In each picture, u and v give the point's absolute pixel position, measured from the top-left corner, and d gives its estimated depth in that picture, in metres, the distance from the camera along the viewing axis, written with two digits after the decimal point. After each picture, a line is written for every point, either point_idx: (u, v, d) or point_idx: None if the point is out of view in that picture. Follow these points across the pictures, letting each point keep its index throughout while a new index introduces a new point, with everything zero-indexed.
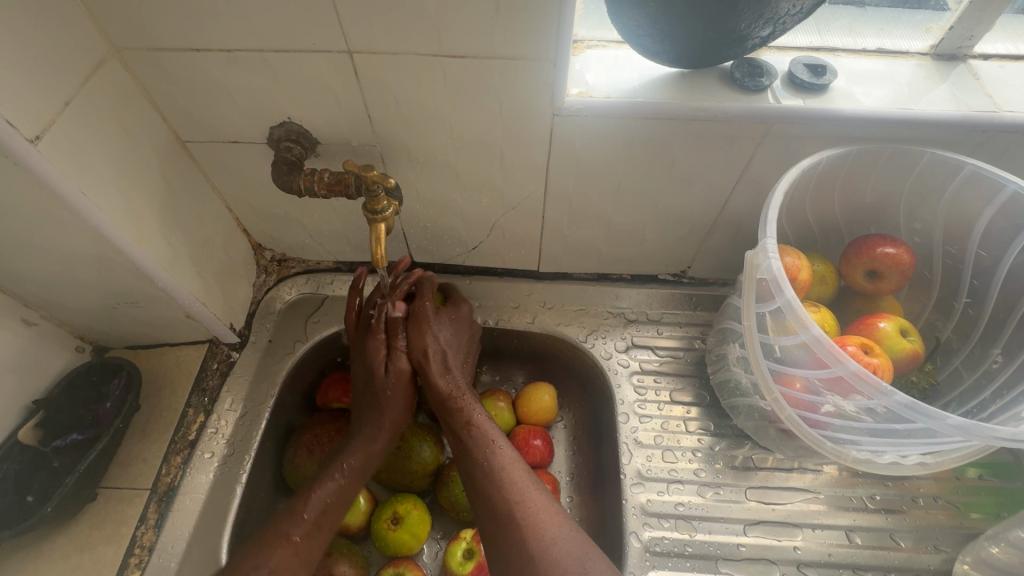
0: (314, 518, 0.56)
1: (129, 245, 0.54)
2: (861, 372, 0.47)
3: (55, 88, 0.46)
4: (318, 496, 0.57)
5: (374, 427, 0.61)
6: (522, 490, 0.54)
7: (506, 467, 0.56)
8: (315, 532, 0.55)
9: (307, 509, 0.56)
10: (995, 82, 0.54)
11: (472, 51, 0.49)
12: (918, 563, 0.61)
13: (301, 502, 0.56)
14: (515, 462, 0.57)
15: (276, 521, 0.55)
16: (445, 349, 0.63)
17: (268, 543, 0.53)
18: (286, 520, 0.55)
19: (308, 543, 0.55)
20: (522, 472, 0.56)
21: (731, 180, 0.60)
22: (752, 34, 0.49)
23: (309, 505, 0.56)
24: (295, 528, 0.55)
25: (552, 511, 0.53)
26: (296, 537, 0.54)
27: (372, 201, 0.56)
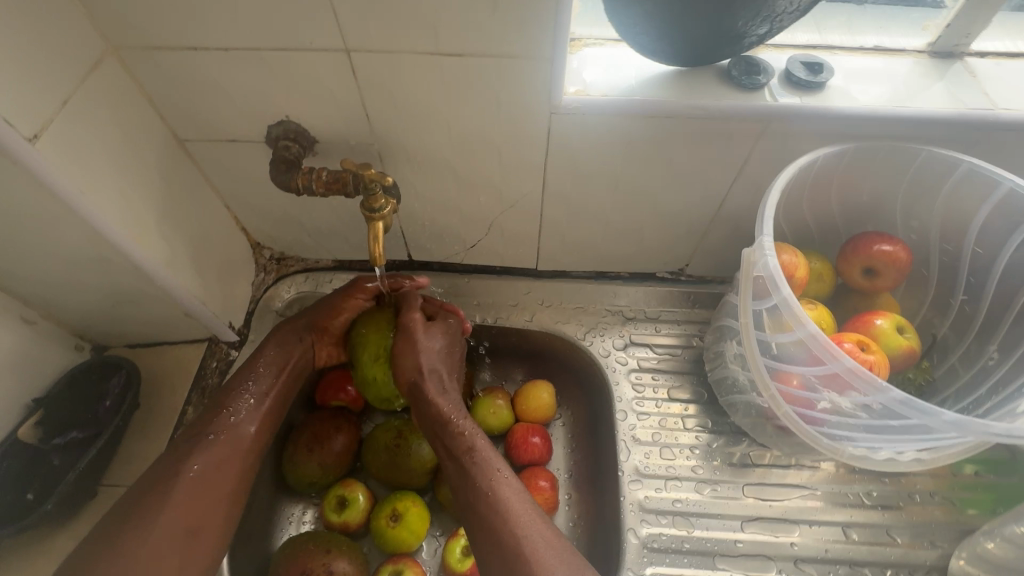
0: (239, 417, 0.58)
1: (128, 243, 0.54)
2: (856, 369, 0.48)
3: (53, 87, 0.46)
4: (239, 396, 0.59)
5: (292, 344, 0.64)
6: (528, 526, 0.50)
7: (509, 499, 0.52)
8: (239, 426, 0.57)
9: (231, 406, 0.58)
10: (991, 80, 0.54)
11: (469, 49, 0.49)
12: (914, 559, 0.61)
13: (223, 401, 0.59)
14: (518, 492, 0.53)
15: (200, 421, 0.57)
16: (438, 368, 0.60)
17: (196, 441, 0.55)
18: (209, 420, 0.57)
19: (235, 437, 0.57)
20: (526, 505, 0.52)
21: (728, 178, 0.60)
22: (748, 32, 0.49)
23: (234, 404, 0.58)
24: (219, 428, 0.57)
25: (558, 546, 0.49)
26: (218, 432, 0.56)
27: (370, 199, 0.56)
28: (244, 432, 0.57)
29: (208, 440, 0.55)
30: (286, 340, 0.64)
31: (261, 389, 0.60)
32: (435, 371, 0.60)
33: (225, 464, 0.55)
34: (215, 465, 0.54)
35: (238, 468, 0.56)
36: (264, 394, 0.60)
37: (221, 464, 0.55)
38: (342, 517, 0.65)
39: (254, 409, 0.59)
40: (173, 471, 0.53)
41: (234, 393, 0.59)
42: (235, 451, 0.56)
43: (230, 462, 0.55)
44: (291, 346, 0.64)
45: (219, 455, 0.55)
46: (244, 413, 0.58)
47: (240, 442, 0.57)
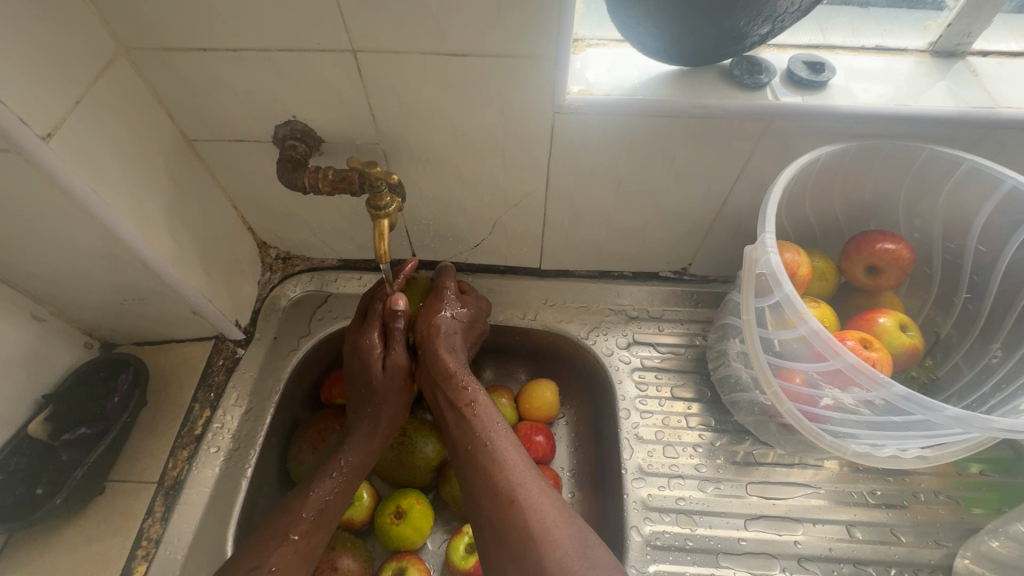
0: (303, 546, 0.54)
1: (138, 241, 0.55)
2: (859, 365, 0.48)
3: (66, 87, 0.47)
4: (306, 520, 0.55)
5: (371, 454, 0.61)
6: (507, 447, 0.56)
7: (514, 455, 0.55)
8: (300, 557, 0.54)
9: (295, 533, 0.54)
10: (994, 79, 0.54)
11: (475, 50, 0.50)
12: (918, 558, 0.61)
13: (285, 528, 0.54)
14: (516, 449, 0.56)
15: (262, 546, 0.53)
16: (459, 325, 0.64)
17: (253, 571, 0.51)
18: (272, 547, 0.53)
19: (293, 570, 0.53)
20: (524, 461, 0.55)
21: (731, 176, 0.61)
22: (750, 32, 0.50)
23: (298, 531, 0.55)
24: (282, 559, 0.53)
25: (551, 498, 0.53)
26: (279, 563, 0.52)
27: (376, 197, 0.57)
28: (304, 564, 0.54)
29: (266, 575, 0.51)
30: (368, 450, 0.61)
31: (327, 508, 0.57)
32: (449, 326, 0.63)
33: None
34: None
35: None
36: (328, 516, 0.57)
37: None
38: (348, 514, 0.65)
39: (318, 531, 0.56)
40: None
41: (297, 513, 0.55)
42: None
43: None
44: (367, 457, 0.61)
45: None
46: (306, 541, 0.55)
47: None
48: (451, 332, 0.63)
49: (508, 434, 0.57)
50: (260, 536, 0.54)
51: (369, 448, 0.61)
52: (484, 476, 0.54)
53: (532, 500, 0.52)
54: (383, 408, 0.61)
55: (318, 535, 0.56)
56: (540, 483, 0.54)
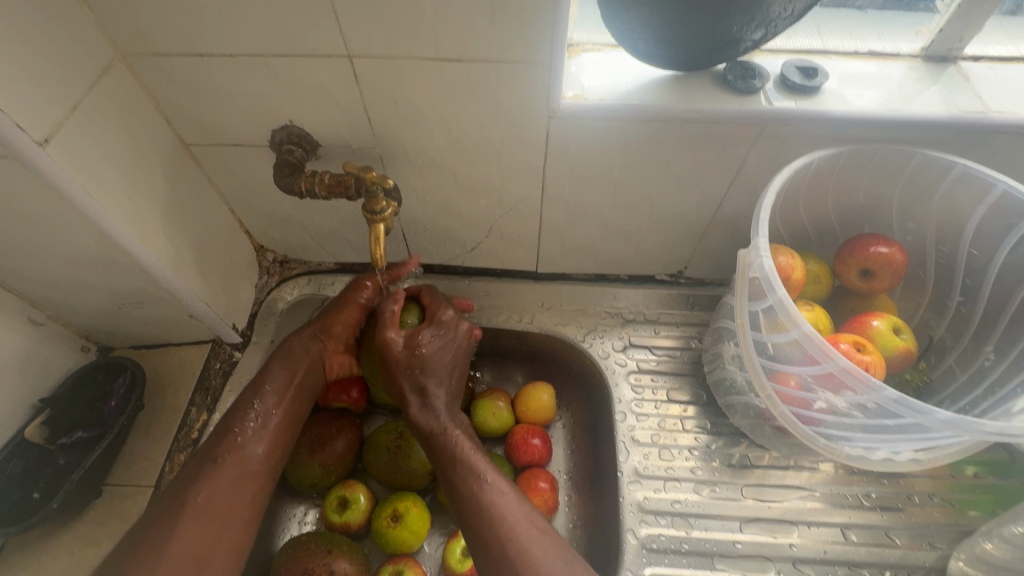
0: (247, 436, 0.58)
1: (134, 246, 0.55)
2: (851, 369, 0.48)
3: (63, 92, 0.47)
4: (247, 416, 0.59)
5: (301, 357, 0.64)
6: (496, 496, 0.55)
7: (503, 503, 0.54)
8: (244, 457, 0.57)
9: (237, 428, 0.58)
10: (986, 83, 0.55)
11: (470, 55, 0.50)
12: (913, 560, 0.61)
13: (226, 433, 0.58)
14: (507, 494, 0.55)
15: (210, 443, 0.57)
16: (429, 366, 0.62)
17: (204, 466, 0.55)
18: (217, 441, 0.57)
19: (238, 464, 0.56)
20: (515, 507, 0.54)
21: (726, 180, 0.61)
22: (744, 37, 0.50)
23: (240, 423, 0.58)
24: (229, 449, 0.56)
25: (544, 546, 0.51)
26: (227, 454, 0.56)
27: (372, 201, 0.57)
28: (249, 460, 0.57)
29: (211, 465, 0.55)
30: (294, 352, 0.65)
31: (269, 404, 0.60)
32: (416, 378, 0.61)
33: (229, 492, 0.55)
34: (222, 490, 0.54)
35: (247, 492, 0.56)
36: (271, 411, 0.60)
37: (228, 492, 0.55)
38: (344, 518, 0.65)
39: (262, 424, 0.59)
40: (180, 499, 0.53)
41: (241, 411, 0.59)
42: (242, 475, 0.56)
43: (237, 486, 0.55)
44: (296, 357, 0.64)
45: (227, 482, 0.55)
46: (252, 434, 0.58)
47: (246, 466, 0.56)
48: (422, 384, 0.61)
49: (496, 481, 0.56)
50: (210, 438, 0.58)
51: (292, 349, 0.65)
52: (477, 531, 0.53)
53: (524, 552, 0.51)
54: (306, 326, 0.66)
55: (268, 430, 0.59)
56: (535, 531, 0.53)
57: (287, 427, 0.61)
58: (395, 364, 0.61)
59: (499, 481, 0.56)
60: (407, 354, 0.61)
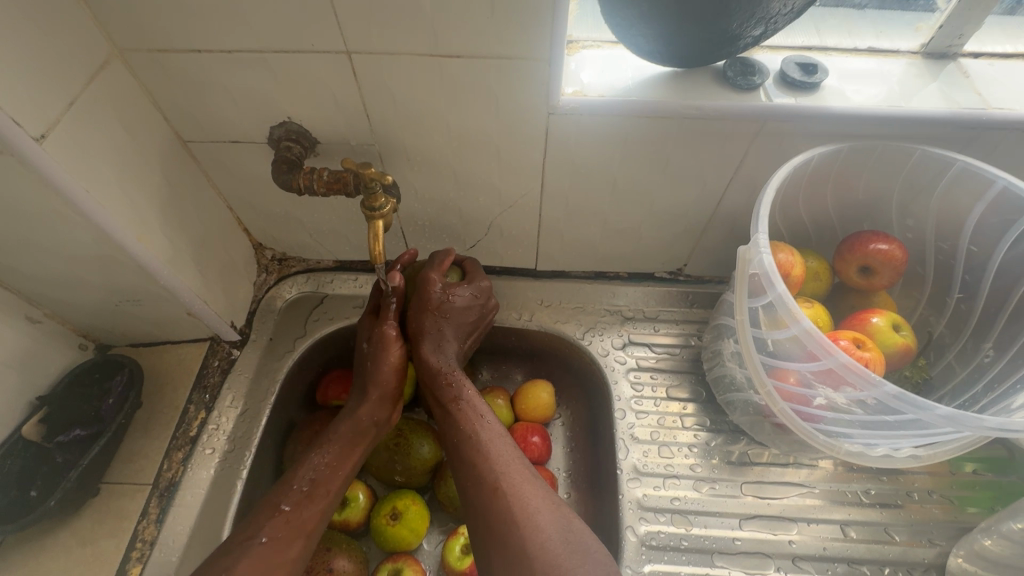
0: (296, 521, 0.53)
1: (132, 243, 0.55)
2: (851, 365, 0.48)
3: (60, 88, 0.47)
4: (297, 494, 0.54)
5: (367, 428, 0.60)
6: (493, 436, 0.56)
7: (500, 446, 0.55)
8: (293, 530, 0.52)
9: (285, 505, 0.53)
10: (985, 80, 0.55)
11: (469, 52, 0.50)
12: (912, 557, 0.61)
13: (278, 499, 0.54)
14: (504, 438, 0.56)
15: (254, 520, 0.52)
16: (452, 316, 0.63)
17: (244, 542, 0.50)
18: (264, 520, 0.52)
19: (285, 545, 0.51)
20: (511, 451, 0.55)
21: (725, 177, 0.61)
22: (744, 34, 0.50)
23: (290, 502, 0.54)
24: (273, 529, 0.52)
25: (535, 484, 0.52)
26: (271, 534, 0.51)
27: (370, 198, 0.57)
28: (296, 539, 0.52)
29: (257, 546, 0.50)
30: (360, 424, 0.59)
31: (320, 484, 0.56)
32: (441, 321, 0.63)
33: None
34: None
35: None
36: (321, 495, 0.55)
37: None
38: (343, 515, 0.65)
39: (312, 509, 0.54)
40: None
41: (289, 488, 0.54)
42: (280, 564, 0.51)
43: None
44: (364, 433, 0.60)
45: (266, 571, 0.49)
46: (300, 514, 0.53)
47: (286, 553, 0.51)
48: (441, 330, 0.63)
49: (496, 425, 0.57)
50: (254, 512, 0.53)
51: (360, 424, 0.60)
52: (470, 466, 0.54)
53: (515, 488, 0.52)
54: (372, 390, 0.60)
55: (320, 505, 0.55)
56: (528, 474, 0.53)
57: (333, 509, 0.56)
58: (430, 301, 0.62)
59: (497, 427, 0.57)
60: (441, 298, 0.62)
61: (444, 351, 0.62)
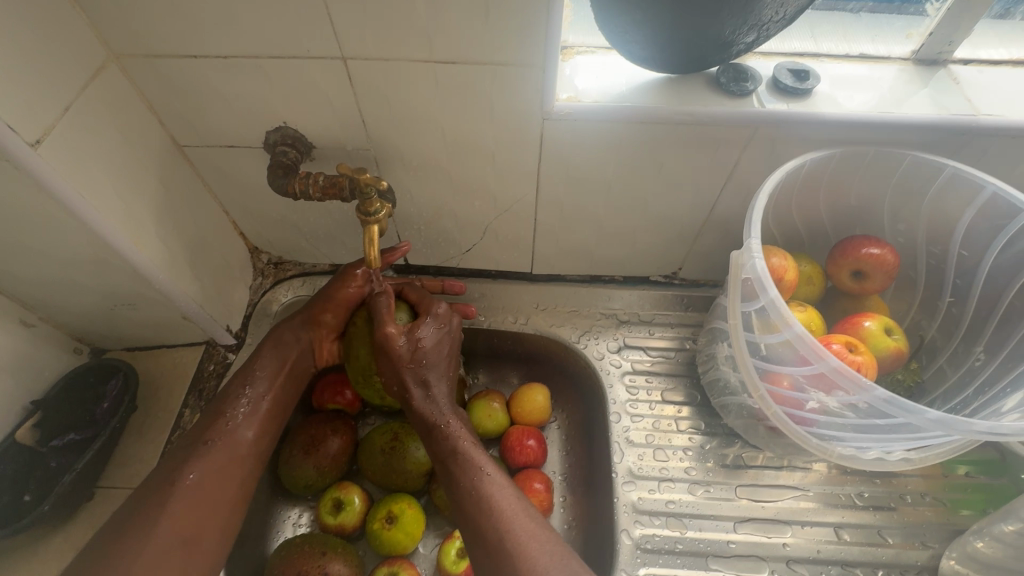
0: (237, 422, 0.58)
1: (127, 247, 0.55)
2: (842, 369, 0.48)
3: (55, 94, 0.47)
4: (236, 401, 0.59)
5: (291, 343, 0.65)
6: (496, 491, 0.54)
7: (503, 500, 0.53)
8: (237, 439, 0.57)
9: (228, 413, 0.58)
10: (975, 86, 0.55)
11: (464, 57, 0.50)
12: (905, 559, 0.62)
13: (221, 409, 0.58)
14: (507, 490, 0.54)
15: (200, 428, 0.57)
16: (428, 360, 0.61)
17: (195, 449, 0.55)
18: (207, 427, 0.57)
19: (229, 446, 0.56)
20: (516, 504, 0.53)
21: (719, 182, 0.61)
22: (736, 40, 0.51)
23: (231, 408, 0.58)
24: (218, 434, 0.57)
25: (542, 540, 0.50)
26: (215, 441, 0.56)
27: (365, 203, 0.57)
28: (241, 442, 0.57)
29: (203, 448, 0.55)
30: (285, 340, 0.65)
31: (258, 390, 0.61)
32: (421, 371, 0.60)
33: (219, 474, 0.54)
34: (207, 475, 0.54)
35: (236, 476, 0.56)
36: (260, 397, 0.61)
37: (213, 477, 0.54)
38: (339, 519, 0.65)
39: (251, 413, 0.59)
40: (169, 479, 0.53)
41: (232, 397, 0.59)
42: (231, 460, 0.56)
43: (224, 470, 0.55)
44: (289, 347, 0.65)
45: (217, 464, 0.55)
46: (242, 420, 0.58)
47: (237, 451, 0.56)
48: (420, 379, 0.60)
49: (499, 478, 0.56)
50: (201, 423, 0.58)
51: (285, 339, 0.65)
52: (476, 525, 0.52)
53: (523, 545, 0.49)
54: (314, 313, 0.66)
55: (257, 416, 0.59)
56: (535, 529, 0.51)
57: (274, 414, 0.61)
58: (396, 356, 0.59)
59: (498, 477, 0.55)
60: (410, 349, 0.59)
61: (434, 398, 0.61)
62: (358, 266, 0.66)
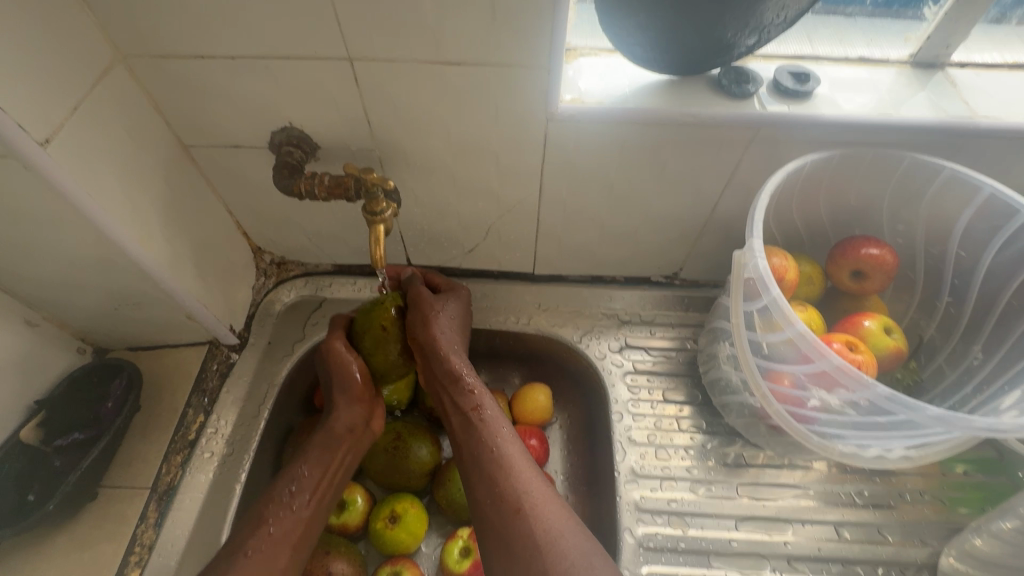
0: (280, 531, 0.55)
1: (134, 247, 0.56)
2: (844, 367, 0.49)
3: (64, 93, 0.47)
4: (282, 506, 0.56)
5: (341, 434, 0.61)
6: (509, 444, 0.56)
7: (518, 458, 0.55)
8: (279, 542, 0.54)
9: (271, 518, 0.55)
10: (971, 89, 0.56)
11: (470, 59, 0.51)
12: (905, 557, 0.62)
13: (263, 513, 0.56)
14: (520, 447, 0.57)
15: (239, 538, 0.54)
16: (449, 320, 0.63)
17: (234, 560, 0.52)
18: (248, 535, 0.54)
19: (271, 556, 0.53)
20: (529, 463, 0.55)
21: (720, 183, 0.62)
22: (738, 42, 0.51)
23: (274, 515, 0.55)
24: (258, 543, 0.53)
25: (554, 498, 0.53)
26: (256, 548, 0.53)
27: (371, 202, 0.57)
28: (283, 549, 0.54)
29: (242, 560, 0.52)
30: (334, 431, 0.61)
31: (305, 494, 0.58)
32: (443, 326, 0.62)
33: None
34: None
35: None
36: (306, 501, 0.57)
37: None
38: (342, 518, 0.66)
39: (296, 518, 0.56)
40: None
41: (276, 501, 0.56)
42: (272, 573, 0.52)
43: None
44: (339, 439, 0.61)
45: None
46: (286, 527, 0.55)
47: (275, 563, 0.53)
48: (444, 329, 0.62)
49: (511, 436, 0.57)
50: (243, 529, 0.55)
51: (334, 430, 0.61)
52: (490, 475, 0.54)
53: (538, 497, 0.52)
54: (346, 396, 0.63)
55: (302, 522, 0.56)
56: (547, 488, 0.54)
57: (321, 517, 0.58)
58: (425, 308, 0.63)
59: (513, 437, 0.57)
60: (433, 305, 0.63)
61: (455, 350, 0.61)
62: (337, 340, 0.63)
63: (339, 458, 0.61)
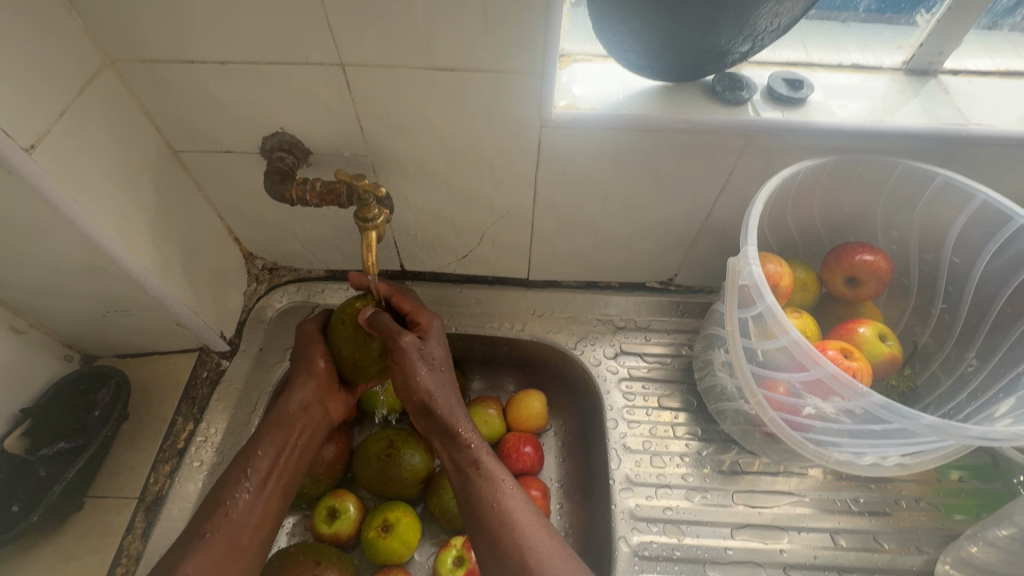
0: (237, 512, 0.54)
1: (121, 253, 0.55)
2: (839, 375, 0.49)
3: (50, 98, 0.47)
4: (237, 488, 0.56)
5: (295, 413, 0.61)
6: (515, 502, 0.55)
7: (525, 516, 0.54)
8: (236, 525, 0.54)
9: (227, 501, 0.55)
10: (963, 97, 0.56)
11: (463, 65, 0.51)
12: (901, 564, 0.62)
13: (218, 495, 0.55)
14: (525, 504, 0.55)
15: (196, 520, 0.54)
16: (440, 363, 0.59)
17: (191, 543, 0.52)
18: (206, 518, 0.54)
19: (229, 537, 0.53)
20: (536, 521, 0.54)
21: (715, 189, 0.62)
22: (731, 50, 0.51)
23: (230, 497, 0.55)
24: (216, 526, 0.53)
25: (565, 559, 0.52)
26: (214, 530, 0.53)
27: (363, 209, 0.57)
28: (241, 530, 0.54)
29: (199, 542, 0.52)
30: (288, 411, 0.61)
31: (261, 474, 0.57)
32: (437, 377, 0.58)
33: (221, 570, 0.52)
34: (209, 568, 0.51)
35: (238, 568, 0.53)
36: (264, 482, 0.57)
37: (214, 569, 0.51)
38: (333, 528, 0.65)
39: (252, 500, 0.56)
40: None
41: (232, 482, 0.56)
42: (231, 552, 0.53)
43: (224, 566, 0.52)
44: (293, 418, 0.61)
45: (215, 558, 0.52)
46: (242, 508, 0.55)
47: (233, 544, 0.53)
48: (438, 379, 0.58)
49: (517, 493, 0.56)
50: (200, 511, 0.55)
51: (289, 412, 0.61)
52: (496, 536, 0.53)
53: (547, 557, 0.51)
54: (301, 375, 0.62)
55: (259, 501, 0.56)
56: (556, 547, 0.53)
57: (280, 497, 0.58)
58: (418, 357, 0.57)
59: (518, 491, 0.56)
60: (423, 352, 0.57)
61: (451, 403, 0.59)
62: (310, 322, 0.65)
63: (294, 438, 0.60)
